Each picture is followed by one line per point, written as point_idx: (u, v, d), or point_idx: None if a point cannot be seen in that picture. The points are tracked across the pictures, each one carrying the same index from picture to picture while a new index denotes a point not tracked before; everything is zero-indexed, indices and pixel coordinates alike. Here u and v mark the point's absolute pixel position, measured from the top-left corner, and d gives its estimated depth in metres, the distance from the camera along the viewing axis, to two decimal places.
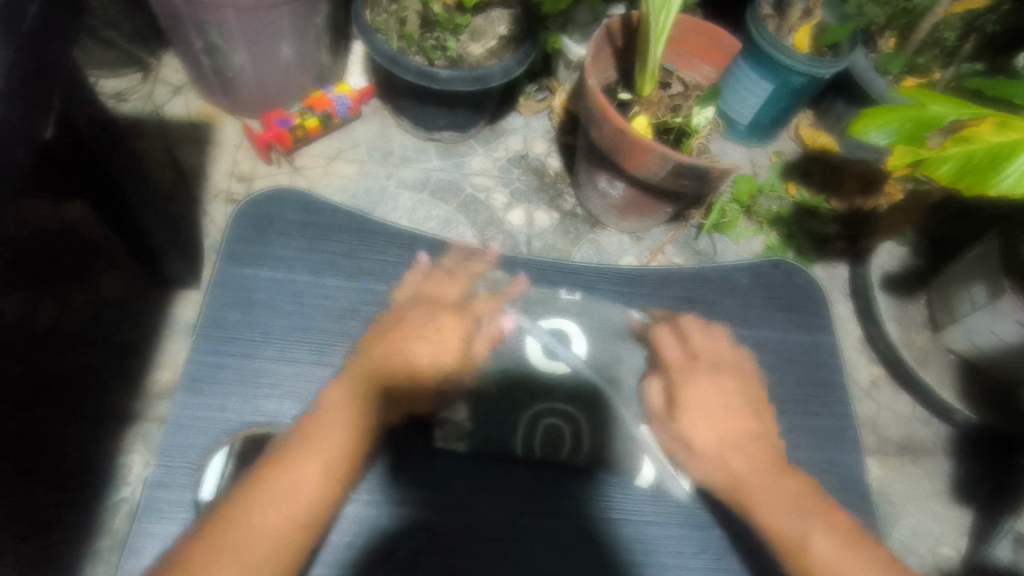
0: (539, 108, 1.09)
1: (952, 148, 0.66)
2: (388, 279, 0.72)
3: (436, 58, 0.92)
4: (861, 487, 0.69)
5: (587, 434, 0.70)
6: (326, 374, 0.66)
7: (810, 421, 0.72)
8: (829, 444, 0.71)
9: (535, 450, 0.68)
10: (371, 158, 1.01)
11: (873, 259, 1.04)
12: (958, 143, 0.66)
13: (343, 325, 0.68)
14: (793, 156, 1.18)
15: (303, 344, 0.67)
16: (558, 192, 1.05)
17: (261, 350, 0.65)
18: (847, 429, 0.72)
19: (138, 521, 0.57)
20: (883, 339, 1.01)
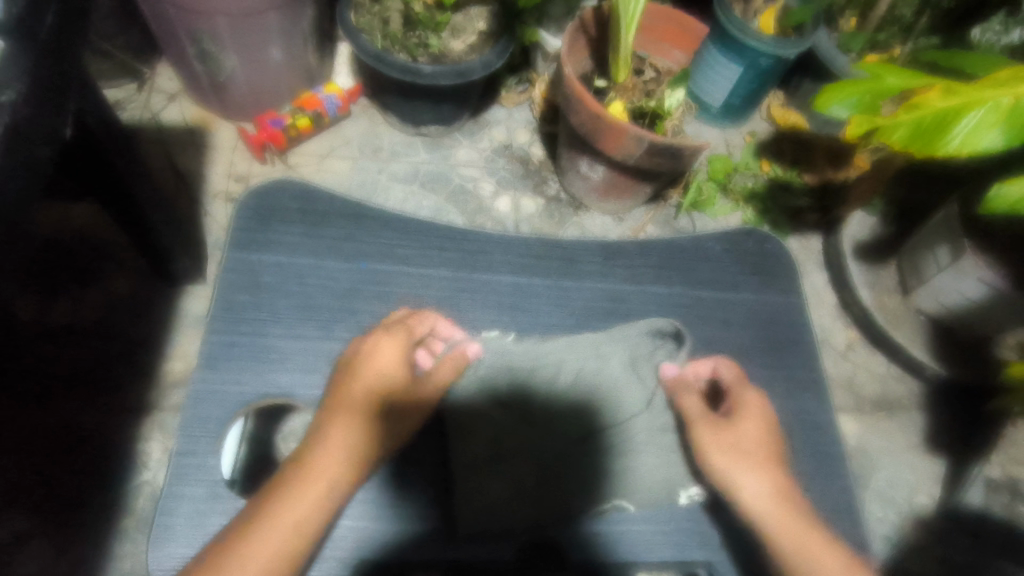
0: (521, 99, 1.14)
1: (901, 116, 0.71)
2: (385, 260, 0.77)
3: (419, 55, 0.96)
4: (835, 432, 0.74)
5: (558, 452, 0.68)
6: (333, 347, 0.71)
7: (786, 373, 0.77)
8: (805, 395, 0.76)
9: (513, 470, 0.67)
10: (361, 155, 1.05)
11: (845, 229, 1.10)
12: (908, 111, 0.71)
13: (345, 304, 0.73)
14: (766, 134, 1.23)
15: (309, 322, 0.71)
16: (542, 178, 1.10)
17: (271, 331, 0.70)
18: (819, 381, 0.77)
19: (168, 487, 0.61)
20: (857, 304, 1.07)
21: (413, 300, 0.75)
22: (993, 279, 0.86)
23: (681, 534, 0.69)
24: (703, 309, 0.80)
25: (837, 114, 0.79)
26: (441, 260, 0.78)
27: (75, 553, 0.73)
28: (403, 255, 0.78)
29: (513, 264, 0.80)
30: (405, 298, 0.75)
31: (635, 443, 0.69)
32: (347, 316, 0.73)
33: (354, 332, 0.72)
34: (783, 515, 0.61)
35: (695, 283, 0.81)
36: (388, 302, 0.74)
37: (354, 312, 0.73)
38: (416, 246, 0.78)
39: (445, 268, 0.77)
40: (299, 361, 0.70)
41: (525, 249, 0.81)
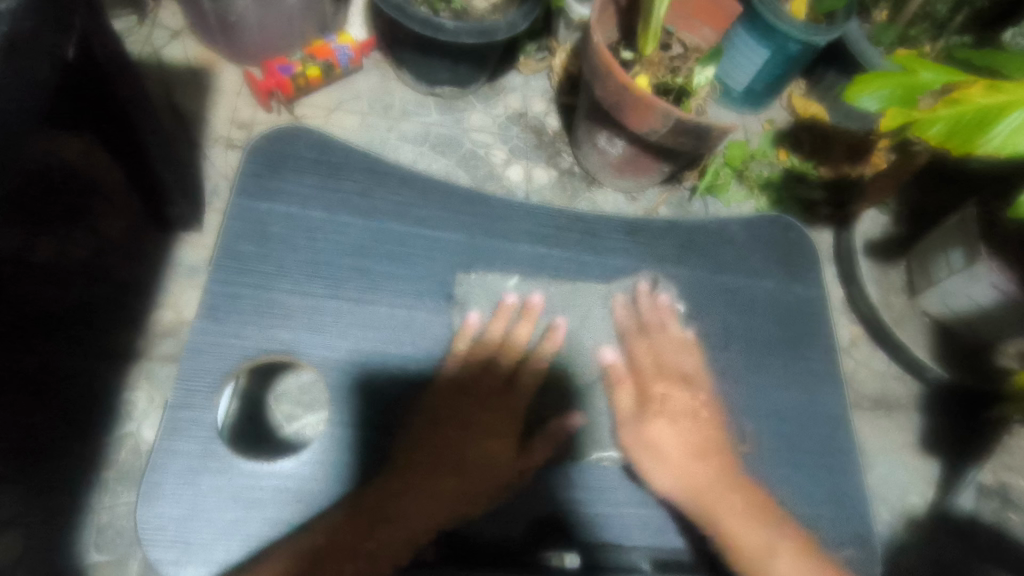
0: (540, 66, 1.10)
1: (942, 110, 0.69)
2: (400, 221, 0.73)
3: (440, 9, 0.91)
4: (846, 428, 0.74)
5: (539, 407, 0.70)
6: (340, 306, 0.68)
7: (800, 365, 0.76)
8: (818, 388, 0.76)
9: (502, 422, 0.68)
10: (372, 111, 1.01)
11: (858, 225, 1.08)
12: (949, 104, 0.69)
13: (356, 263, 0.70)
14: (784, 124, 1.21)
15: (317, 279, 0.69)
16: (556, 150, 1.06)
17: (278, 285, 0.68)
18: (834, 374, 0.77)
19: (161, 441, 0.60)
20: (864, 301, 1.06)
21: (427, 264, 0.72)
22: (1005, 285, 0.85)
23: (682, 519, 0.67)
24: (719, 295, 0.78)
25: (867, 105, 0.76)
26: (457, 223, 0.75)
27: (50, 502, 0.70)
28: (420, 216, 0.74)
29: (531, 234, 0.77)
30: (419, 260, 0.72)
31: (643, 400, 0.71)
32: (358, 276, 0.70)
33: (364, 292, 0.69)
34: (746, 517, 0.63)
35: (716, 270, 0.80)
36: (401, 263, 0.72)
37: (366, 272, 0.70)
38: (433, 209, 0.75)
39: (459, 232, 0.75)
40: (305, 319, 0.67)
41: (546, 218, 0.78)
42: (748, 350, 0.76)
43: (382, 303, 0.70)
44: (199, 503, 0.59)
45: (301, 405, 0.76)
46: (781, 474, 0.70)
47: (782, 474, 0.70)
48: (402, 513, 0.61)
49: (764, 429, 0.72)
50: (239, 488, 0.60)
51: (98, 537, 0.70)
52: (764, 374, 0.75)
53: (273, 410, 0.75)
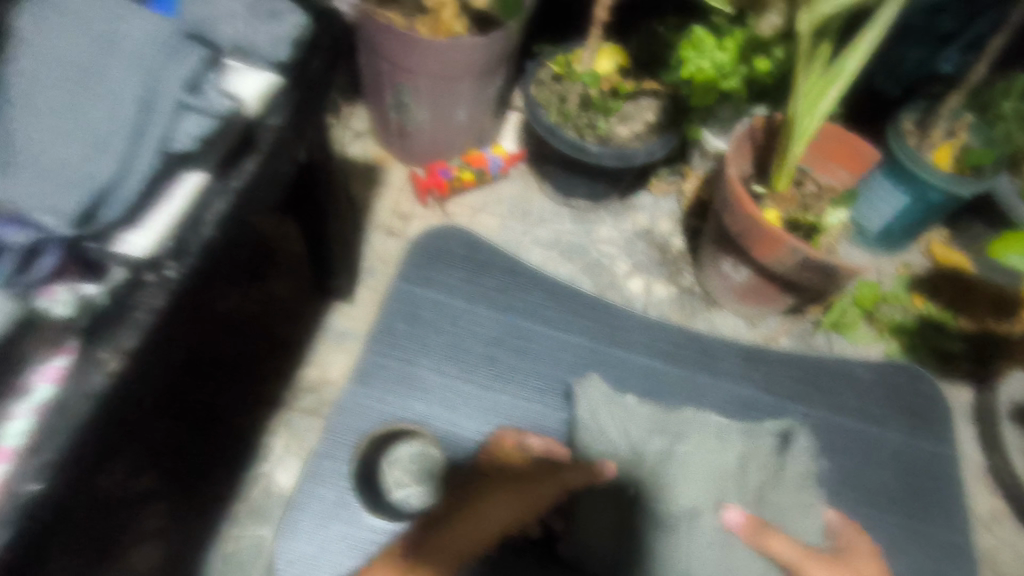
0: (670, 190, 1.17)
1: None
2: (530, 317, 0.81)
3: (587, 135, 1.00)
4: None
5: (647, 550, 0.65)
6: (470, 389, 0.76)
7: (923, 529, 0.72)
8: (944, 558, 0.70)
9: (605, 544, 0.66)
10: (511, 216, 1.12)
11: (1003, 387, 1.00)
12: None
13: (489, 350, 0.78)
14: (922, 269, 1.17)
15: (453, 360, 0.77)
16: (678, 269, 1.11)
17: (419, 360, 0.76)
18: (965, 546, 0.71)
19: (303, 483, 0.70)
20: (1009, 473, 0.96)
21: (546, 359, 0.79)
22: None
23: None
24: (837, 437, 0.77)
25: (1016, 265, 0.72)
26: (581, 326, 0.81)
27: (190, 524, 0.79)
28: (547, 316, 0.82)
29: (651, 347, 0.81)
30: (543, 356, 0.79)
31: (736, 536, 0.64)
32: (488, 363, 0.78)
33: (491, 379, 0.77)
34: None
35: (838, 410, 0.78)
36: (526, 356, 0.78)
37: (494, 360, 0.78)
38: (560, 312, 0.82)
39: (581, 335, 0.81)
40: (433, 392, 0.75)
41: (665, 334, 0.82)
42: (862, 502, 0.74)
43: (505, 392, 0.76)
44: (324, 545, 0.67)
45: (411, 473, 0.70)
46: None
47: None
48: None
49: None
50: (359, 540, 0.68)
51: (222, 564, 0.78)
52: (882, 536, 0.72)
53: (385, 474, 0.70)
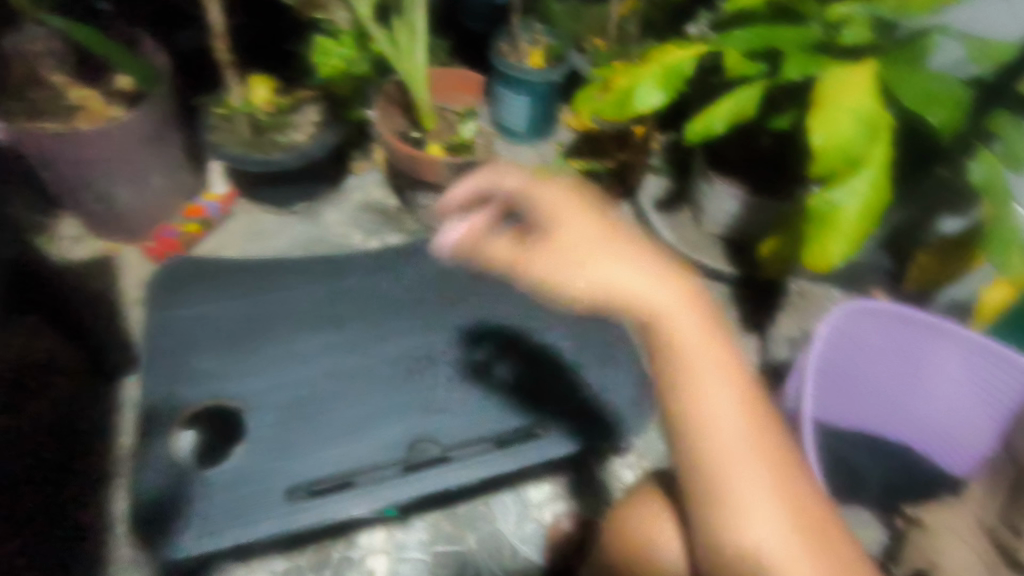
0: (369, 166, 1.41)
1: (648, 71, 1.01)
2: (257, 293, 1.04)
3: (272, 149, 1.22)
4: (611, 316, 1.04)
5: None
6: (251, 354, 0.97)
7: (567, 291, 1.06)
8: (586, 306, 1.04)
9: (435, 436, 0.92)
10: (250, 241, 1.28)
11: (642, 190, 1.43)
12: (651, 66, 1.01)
13: (240, 329, 0.99)
14: (570, 140, 1.54)
15: (217, 341, 0.98)
16: (400, 219, 1.36)
17: (198, 358, 0.96)
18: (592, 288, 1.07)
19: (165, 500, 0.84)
20: (665, 242, 1.34)
21: (329, 310, 1.03)
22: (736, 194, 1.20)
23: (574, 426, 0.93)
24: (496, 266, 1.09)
25: (656, 97, 1.00)
26: (314, 280, 1.06)
27: None
28: (276, 289, 1.04)
29: (366, 268, 1.09)
30: (306, 303, 1.04)
31: None
32: (254, 327, 1.00)
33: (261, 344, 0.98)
34: (682, 301, 0.61)
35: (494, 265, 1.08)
36: (273, 316, 1.01)
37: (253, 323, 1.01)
38: (303, 278, 1.06)
39: (327, 284, 1.06)
40: (218, 371, 0.95)
41: (370, 260, 1.10)
42: (546, 357, 1.00)
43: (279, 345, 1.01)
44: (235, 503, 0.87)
45: None
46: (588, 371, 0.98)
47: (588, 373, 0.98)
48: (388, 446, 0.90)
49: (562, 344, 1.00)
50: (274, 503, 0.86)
51: None
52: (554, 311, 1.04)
53: None
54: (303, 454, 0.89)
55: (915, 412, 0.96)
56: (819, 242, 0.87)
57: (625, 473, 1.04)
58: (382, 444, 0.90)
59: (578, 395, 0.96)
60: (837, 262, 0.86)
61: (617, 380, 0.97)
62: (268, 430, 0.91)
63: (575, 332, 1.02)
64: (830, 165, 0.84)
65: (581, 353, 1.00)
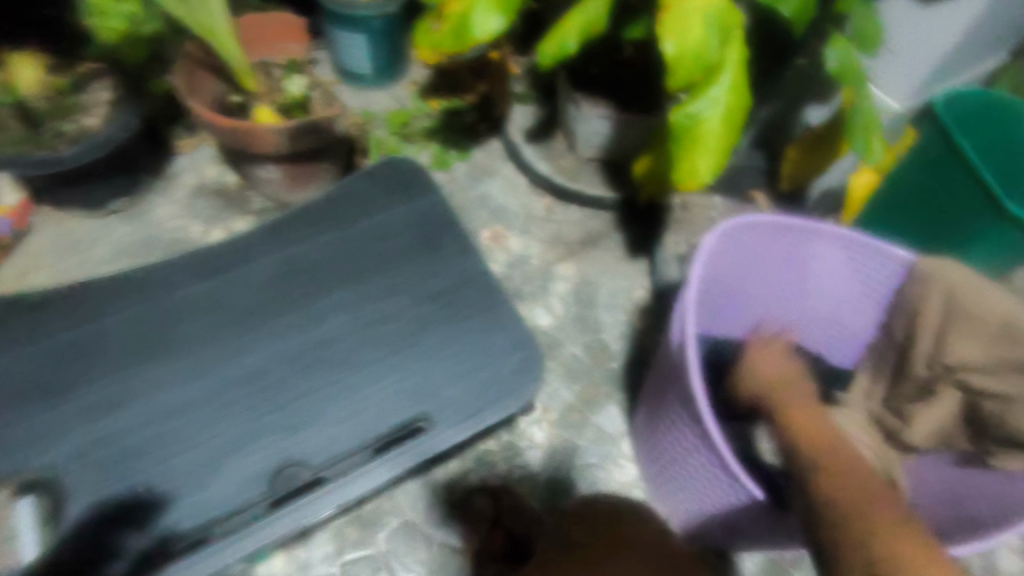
0: (197, 143, 1.21)
1: None
2: (59, 330, 0.87)
3: (58, 142, 1.01)
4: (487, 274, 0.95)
5: None
6: (60, 407, 0.81)
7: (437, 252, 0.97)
8: (465, 258, 0.96)
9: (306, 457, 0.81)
10: (61, 260, 1.08)
11: (512, 121, 1.29)
12: None
13: (42, 378, 0.83)
14: (425, 78, 1.39)
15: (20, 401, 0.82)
16: (244, 198, 1.17)
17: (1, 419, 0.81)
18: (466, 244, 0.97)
19: None
20: (541, 176, 1.26)
21: (155, 332, 0.88)
22: (605, 113, 1.11)
23: (464, 408, 0.85)
24: (352, 241, 0.96)
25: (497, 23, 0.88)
26: (131, 301, 0.90)
27: None
28: (82, 320, 0.88)
29: (201, 270, 0.94)
30: (131, 327, 0.88)
31: None
32: (62, 374, 0.84)
33: (76, 392, 0.83)
34: (819, 446, 0.67)
35: (350, 233, 0.97)
36: (83, 354, 0.85)
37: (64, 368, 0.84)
38: (128, 296, 0.90)
39: (158, 297, 0.91)
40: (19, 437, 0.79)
41: (208, 256, 0.95)
42: (420, 336, 0.89)
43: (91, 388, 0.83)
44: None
45: None
46: (475, 338, 0.90)
47: (474, 338, 0.90)
48: (253, 476, 0.79)
49: (443, 315, 0.91)
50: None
51: None
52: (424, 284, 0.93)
53: None
54: (137, 514, 0.76)
55: (816, 291, 0.93)
56: (687, 159, 0.81)
57: (536, 432, 1.00)
58: (240, 481, 0.79)
59: (464, 369, 0.87)
60: (707, 179, 0.81)
61: (507, 336, 0.90)
62: (87, 499, 0.77)
63: (455, 298, 0.92)
64: (687, 75, 0.76)
65: (465, 322, 0.91)
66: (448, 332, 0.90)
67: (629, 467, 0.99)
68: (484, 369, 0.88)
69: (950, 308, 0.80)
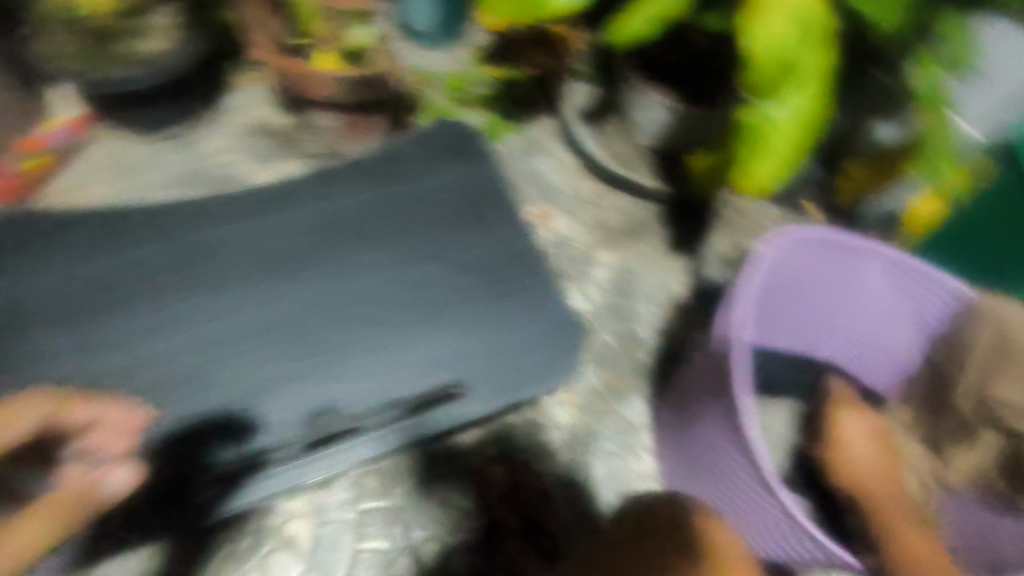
0: (252, 81, 1.20)
1: None
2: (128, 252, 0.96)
3: (122, 62, 1.01)
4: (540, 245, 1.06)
5: None
6: (117, 326, 0.90)
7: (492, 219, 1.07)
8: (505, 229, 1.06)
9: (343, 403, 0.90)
10: (113, 177, 1.08)
11: (568, 100, 1.28)
12: None
13: (108, 295, 0.93)
14: (485, 44, 1.36)
15: (88, 314, 0.91)
16: (296, 141, 1.16)
17: (62, 330, 0.89)
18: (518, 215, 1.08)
19: None
20: (593, 159, 1.24)
21: (217, 269, 0.96)
22: (667, 102, 1.10)
23: (489, 373, 0.94)
24: (413, 197, 1.06)
25: None
26: (194, 226, 0.99)
27: None
28: (148, 250, 0.97)
29: (262, 209, 1.02)
30: (196, 257, 0.97)
31: None
32: (122, 299, 0.92)
33: (137, 315, 0.92)
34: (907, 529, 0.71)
35: (406, 191, 1.07)
36: (149, 278, 0.94)
37: (124, 293, 0.93)
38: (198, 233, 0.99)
39: (226, 232, 1.00)
40: (82, 343, 0.89)
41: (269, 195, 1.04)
42: (445, 305, 0.98)
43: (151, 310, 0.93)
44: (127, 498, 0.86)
45: None
46: (506, 303, 1.00)
47: (503, 304, 0.99)
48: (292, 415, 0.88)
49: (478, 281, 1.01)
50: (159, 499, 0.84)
51: None
52: (479, 257, 1.03)
53: None
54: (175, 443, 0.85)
55: (873, 295, 0.90)
56: (748, 162, 0.79)
57: (560, 412, 1.01)
58: (281, 419, 0.87)
59: (490, 331, 0.97)
60: (768, 185, 0.79)
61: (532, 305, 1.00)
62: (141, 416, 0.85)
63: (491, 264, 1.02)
64: (765, 72, 0.72)
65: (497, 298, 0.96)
66: (482, 298, 1.00)
67: (648, 459, 0.99)
68: (510, 337, 0.97)
69: (1002, 340, 0.79)
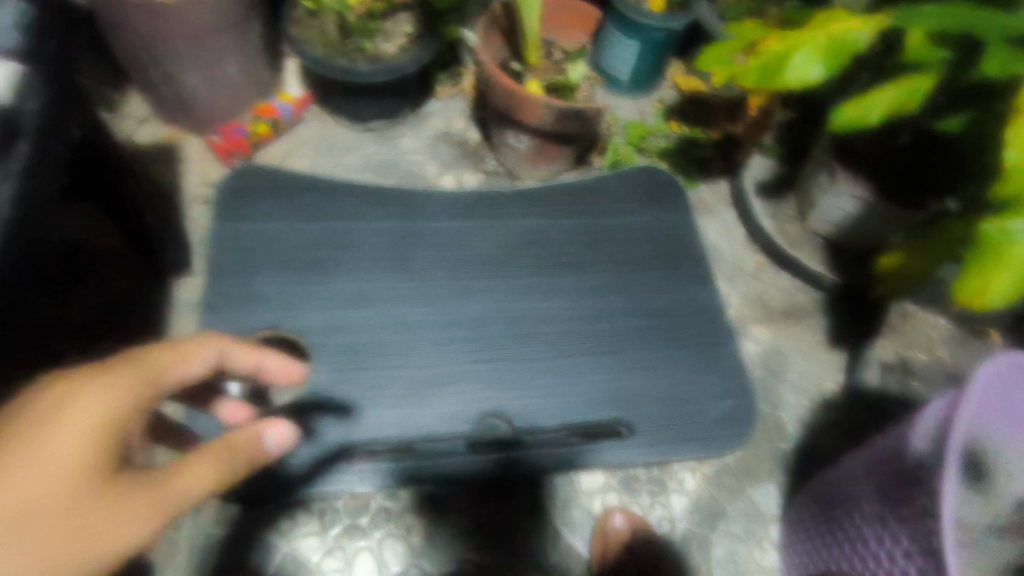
0: (452, 92, 1.29)
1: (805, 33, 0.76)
2: (328, 223, 1.05)
3: (358, 57, 1.11)
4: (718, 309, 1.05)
5: None
6: (305, 287, 0.98)
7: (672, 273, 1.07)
8: (678, 286, 1.06)
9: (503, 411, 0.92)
10: (317, 156, 1.18)
11: (747, 171, 1.25)
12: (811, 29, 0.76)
13: (306, 258, 1.01)
14: (673, 100, 1.38)
15: (283, 272, 0.99)
16: (480, 156, 1.23)
17: (258, 280, 0.98)
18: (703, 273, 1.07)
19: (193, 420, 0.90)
20: (762, 232, 1.21)
21: (398, 257, 1.03)
22: (862, 193, 1.04)
23: (645, 421, 0.94)
24: (597, 234, 1.08)
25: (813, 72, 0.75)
26: (386, 213, 1.06)
27: None
28: (342, 226, 1.05)
29: (449, 212, 1.08)
30: (388, 243, 1.04)
31: None
32: (315, 265, 1.01)
33: (331, 285, 0.99)
34: None
35: (586, 226, 1.09)
36: (341, 250, 1.02)
37: (319, 260, 1.01)
38: (389, 221, 1.06)
39: (415, 226, 1.06)
40: (276, 294, 0.97)
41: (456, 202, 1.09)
42: (613, 348, 0.99)
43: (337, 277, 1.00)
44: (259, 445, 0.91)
45: None
46: (666, 358, 0.99)
47: (661, 358, 0.99)
48: (453, 412, 0.91)
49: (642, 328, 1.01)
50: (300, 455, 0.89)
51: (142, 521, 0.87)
52: (671, 305, 1.03)
53: None
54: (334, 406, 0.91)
55: None
56: (977, 278, 0.61)
57: (687, 478, 0.97)
58: (445, 413, 0.91)
59: (647, 380, 0.97)
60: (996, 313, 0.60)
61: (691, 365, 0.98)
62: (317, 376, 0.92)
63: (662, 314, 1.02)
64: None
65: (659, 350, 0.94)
66: (643, 347, 1.00)
67: (772, 552, 0.93)
68: (668, 392, 0.97)
69: None
